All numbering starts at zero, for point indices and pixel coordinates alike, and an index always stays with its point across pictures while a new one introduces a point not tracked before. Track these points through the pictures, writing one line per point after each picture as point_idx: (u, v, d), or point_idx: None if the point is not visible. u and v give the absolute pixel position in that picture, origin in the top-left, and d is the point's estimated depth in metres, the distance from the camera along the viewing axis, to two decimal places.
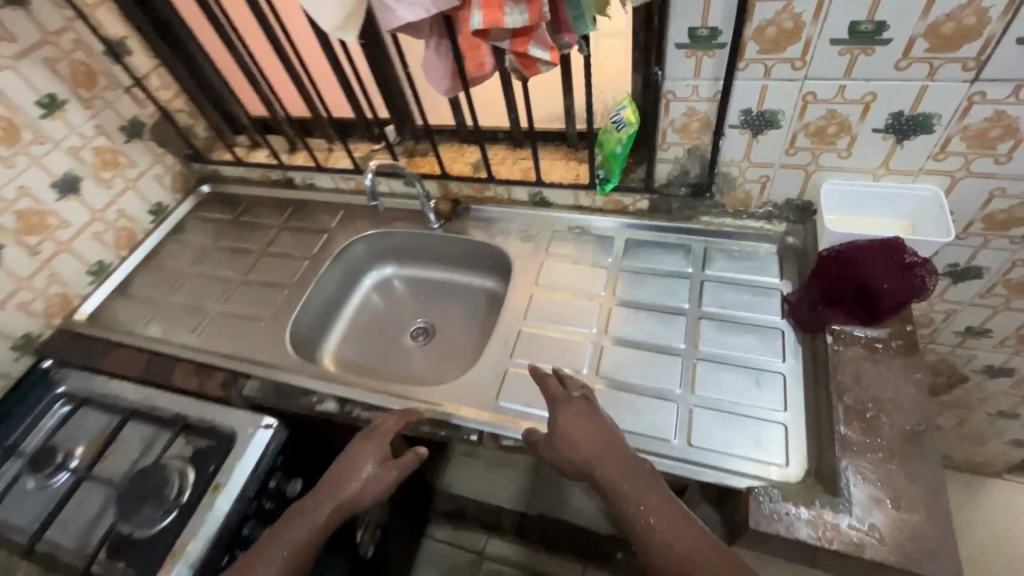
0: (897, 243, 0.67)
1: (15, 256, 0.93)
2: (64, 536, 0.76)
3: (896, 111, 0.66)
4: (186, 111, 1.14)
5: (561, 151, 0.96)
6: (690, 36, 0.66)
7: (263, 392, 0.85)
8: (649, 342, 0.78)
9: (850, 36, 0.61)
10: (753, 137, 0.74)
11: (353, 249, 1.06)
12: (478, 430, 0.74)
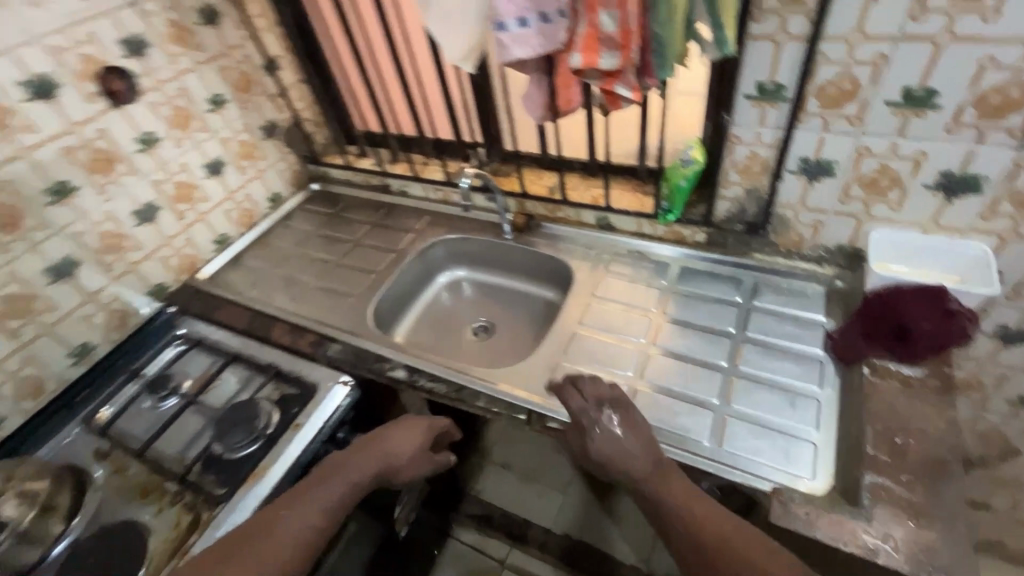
0: (942, 290, 0.72)
1: (167, 218, 1.12)
2: (169, 447, 0.89)
3: (945, 171, 0.72)
4: (313, 120, 1.36)
5: (631, 183, 1.06)
6: (758, 89, 0.77)
7: (344, 354, 0.97)
8: (693, 356, 0.85)
9: (903, 99, 0.69)
10: (809, 184, 0.82)
11: (434, 249, 1.20)
12: (528, 408, 0.83)
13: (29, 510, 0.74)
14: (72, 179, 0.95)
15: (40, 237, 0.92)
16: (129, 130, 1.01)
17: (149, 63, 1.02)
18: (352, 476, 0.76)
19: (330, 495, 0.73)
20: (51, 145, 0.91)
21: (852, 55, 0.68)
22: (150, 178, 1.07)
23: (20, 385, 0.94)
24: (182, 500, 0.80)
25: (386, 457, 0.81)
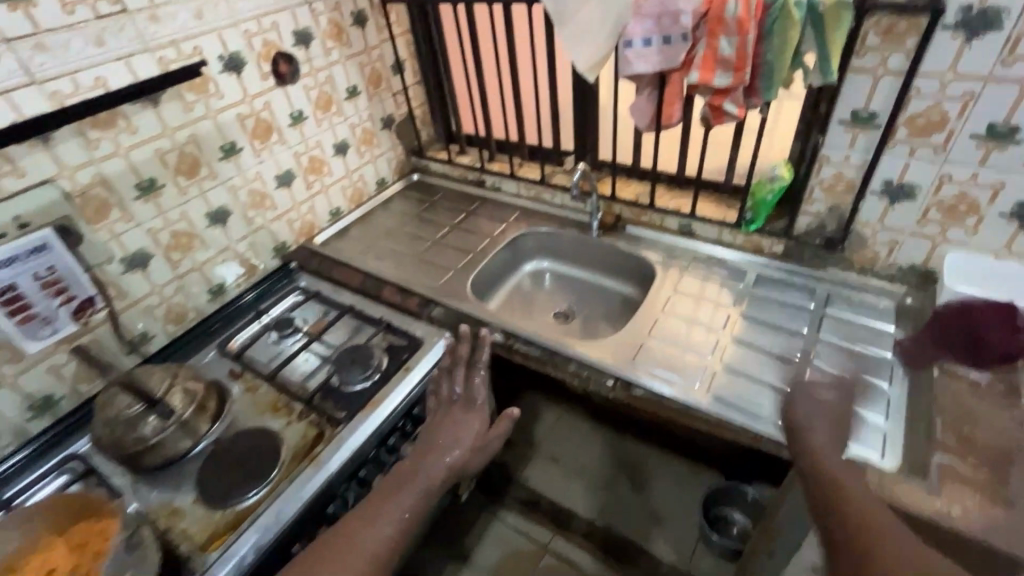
0: (1010, 307, 0.80)
1: (299, 185, 1.28)
2: (293, 375, 1.01)
3: (1022, 201, 0.81)
4: (423, 118, 1.53)
5: (715, 197, 1.17)
6: (853, 115, 0.87)
7: (448, 317, 1.10)
8: (768, 349, 0.94)
9: (988, 133, 0.78)
10: (890, 205, 0.92)
11: (524, 239, 1.32)
12: (615, 372, 0.92)
13: (190, 405, 0.86)
14: (239, 141, 1.11)
15: (209, 185, 1.09)
16: (286, 106, 1.18)
17: (310, 52, 1.20)
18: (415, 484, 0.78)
19: (399, 504, 0.76)
20: (231, 110, 1.08)
21: (944, 91, 0.78)
22: (293, 149, 1.23)
23: (170, 310, 1.09)
24: (309, 417, 0.92)
25: (444, 454, 0.83)
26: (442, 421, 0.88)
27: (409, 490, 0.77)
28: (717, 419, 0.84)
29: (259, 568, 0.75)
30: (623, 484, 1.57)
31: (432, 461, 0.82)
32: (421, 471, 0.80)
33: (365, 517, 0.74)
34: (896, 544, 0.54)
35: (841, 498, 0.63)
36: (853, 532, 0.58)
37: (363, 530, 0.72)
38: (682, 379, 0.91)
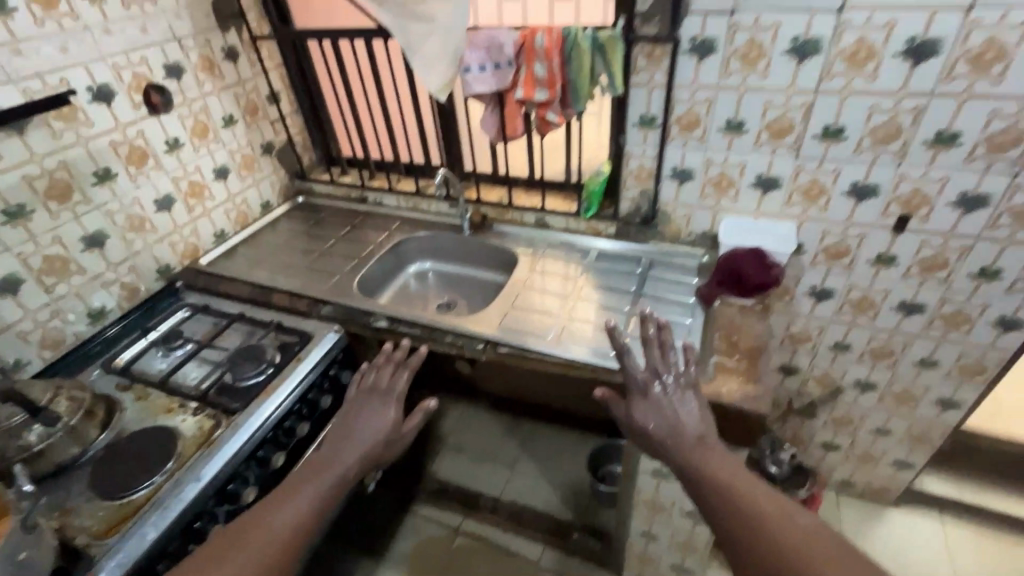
0: (761, 253, 1.08)
1: (180, 209, 1.33)
2: (185, 380, 1.07)
3: (759, 174, 1.11)
4: (304, 145, 1.64)
5: (561, 193, 1.41)
6: (640, 119, 1.14)
7: (336, 312, 1.20)
8: (605, 306, 1.17)
9: (727, 126, 1.07)
10: (679, 185, 1.19)
11: (405, 243, 1.47)
12: (484, 336, 1.10)
13: (76, 412, 0.90)
14: (114, 167, 1.16)
15: (82, 210, 1.12)
16: (161, 134, 1.25)
17: (183, 85, 1.28)
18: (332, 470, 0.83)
19: (307, 490, 0.79)
20: (103, 138, 1.13)
21: (694, 97, 1.07)
22: (171, 174, 1.29)
23: (46, 336, 1.10)
24: (204, 412, 0.99)
25: (359, 440, 0.89)
26: (351, 418, 0.93)
27: (326, 477, 0.82)
28: (563, 360, 1.04)
29: (165, 541, 0.81)
30: (524, 460, 1.74)
31: (337, 454, 0.86)
32: (340, 457, 0.86)
33: (275, 501, 0.77)
34: (749, 489, 0.68)
35: (693, 458, 0.76)
36: (722, 497, 0.69)
37: (273, 510, 0.75)
38: (537, 335, 1.10)
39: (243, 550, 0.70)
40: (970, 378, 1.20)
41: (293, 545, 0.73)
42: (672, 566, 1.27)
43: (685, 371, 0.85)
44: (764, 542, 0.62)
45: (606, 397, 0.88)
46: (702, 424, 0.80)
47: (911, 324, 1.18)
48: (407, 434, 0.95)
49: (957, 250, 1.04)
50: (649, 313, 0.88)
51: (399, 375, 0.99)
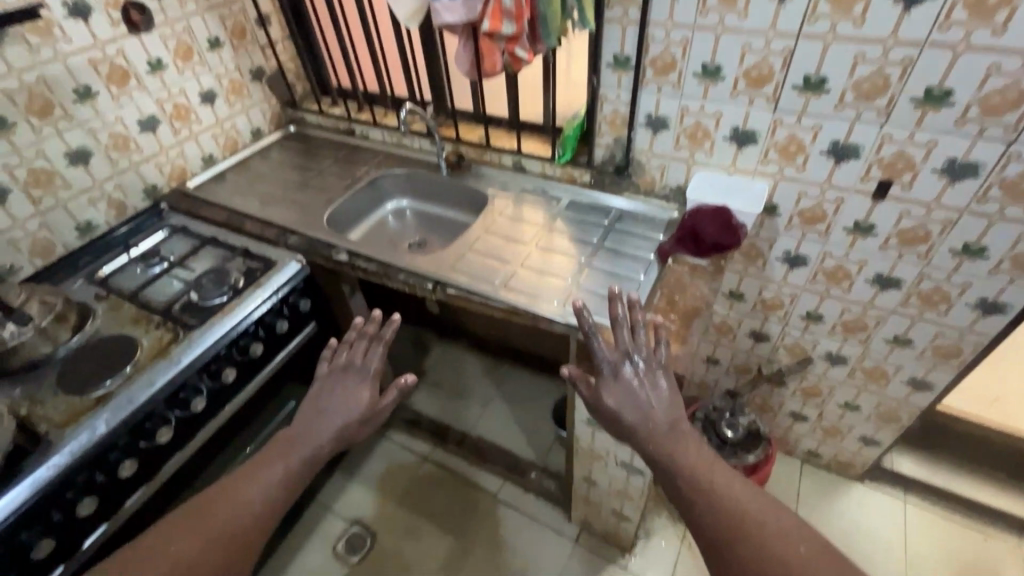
0: (725, 211, 1.03)
1: (165, 131, 1.36)
2: (154, 295, 1.13)
3: (735, 126, 1.03)
4: (295, 72, 1.63)
5: (540, 137, 1.36)
6: (615, 59, 1.07)
7: (302, 244, 1.24)
8: (562, 255, 1.15)
9: (703, 71, 0.99)
10: (654, 134, 1.13)
11: (383, 178, 1.47)
12: (434, 276, 1.11)
13: (47, 315, 0.99)
14: (94, 85, 1.19)
15: (64, 126, 1.17)
16: (142, 54, 1.26)
17: (163, 3, 1.27)
18: (303, 448, 0.75)
19: (275, 465, 0.73)
20: (81, 54, 1.15)
21: (669, 37, 0.99)
22: (155, 95, 1.31)
23: (35, 244, 1.18)
24: (164, 326, 1.05)
25: (335, 417, 0.80)
26: (323, 393, 0.83)
27: (297, 455, 0.75)
28: (507, 307, 1.05)
29: (115, 436, 0.89)
30: (497, 401, 1.80)
31: (307, 427, 0.78)
32: (311, 435, 0.77)
33: (239, 477, 0.72)
34: (724, 482, 0.64)
35: (672, 451, 0.68)
36: (695, 488, 0.64)
37: (237, 486, 0.70)
38: (486, 279, 1.11)
39: (201, 530, 0.65)
40: (944, 360, 1.14)
41: (256, 526, 0.68)
42: (613, 512, 1.31)
43: (657, 352, 0.78)
44: (747, 548, 0.58)
45: (573, 376, 0.79)
46: (673, 407, 0.73)
47: (886, 299, 1.11)
48: (385, 409, 0.84)
49: (940, 223, 0.96)
50: (618, 291, 0.81)
51: (374, 352, 0.86)
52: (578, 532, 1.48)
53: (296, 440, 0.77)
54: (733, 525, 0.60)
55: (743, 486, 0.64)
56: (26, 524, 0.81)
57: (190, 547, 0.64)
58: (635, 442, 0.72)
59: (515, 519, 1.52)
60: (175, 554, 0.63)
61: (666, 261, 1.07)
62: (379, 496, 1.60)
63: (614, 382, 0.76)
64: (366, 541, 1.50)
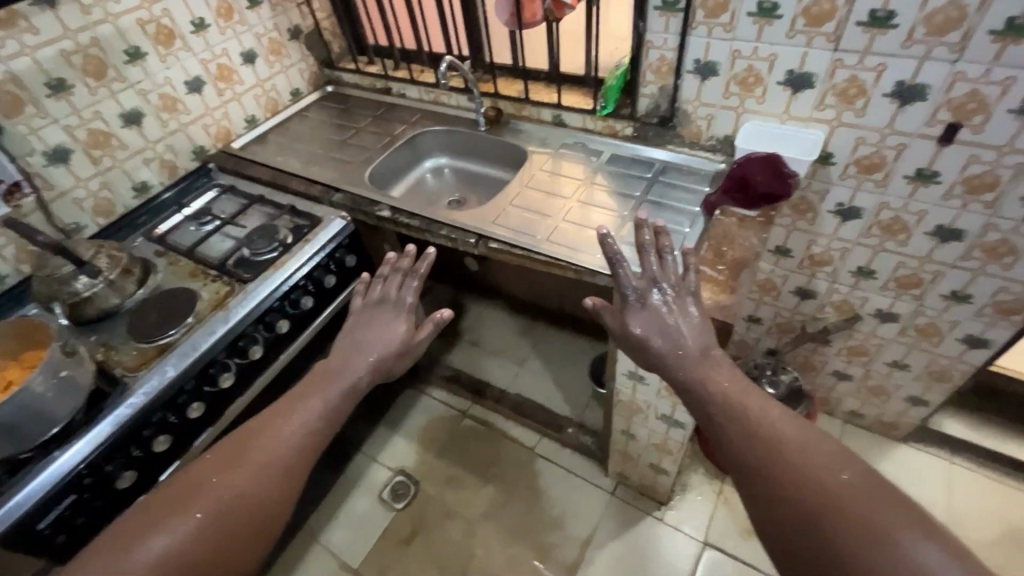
0: (777, 158, 1.00)
1: (210, 92, 1.39)
2: (209, 252, 1.18)
3: (790, 70, 0.99)
4: (331, 31, 1.62)
5: (581, 90, 1.33)
6: (663, 1, 1.02)
7: (345, 202, 1.25)
8: (604, 208, 1.14)
9: (758, 10, 0.94)
10: (702, 81, 1.09)
11: (422, 135, 1.47)
12: (477, 230, 1.12)
13: (114, 269, 1.03)
14: (143, 46, 1.22)
15: (118, 87, 1.20)
16: (186, 14, 1.28)
17: None
18: (340, 382, 0.79)
19: (313, 401, 0.76)
20: (130, 15, 1.18)
21: None
22: (200, 56, 1.34)
23: (97, 204, 1.24)
24: (221, 280, 1.10)
25: (366, 351, 0.83)
26: (359, 325, 0.86)
27: (334, 388, 0.78)
28: (551, 260, 1.05)
29: (182, 381, 0.94)
30: (534, 359, 1.82)
31: (341, 364, 0.81)
32: (347, 367, 0.81)
33: (276, 414, 0.74)
34: (759, 408, 0.64)
35: (709, 379, 0.69)
36: (727, 415, 0.65)
37: (277, 421, 0.73)
38: (529, 232, 1.11)
39: (249, 463, 0.68)
40: (1005, 317, 1.10)
41: (300, 453, 0.71)
42: (650, 465, 1.33)
43: (685, 279, 0.79)
44: (787, 470, 0.57)
45: (597, 306, 0.80)
46: (703, 334, 0.74)
47: (946, 252, 1.07)
48: (420, 343, 0.87)
49: (1012, 168, 0.91)
50: (644, 219, 0.82)
51: (408, 286, 0.90)
52: (614, 485, 1.52)
53: (334, 371, 0.81)
54: (767, 445, 0.60)
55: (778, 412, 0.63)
56: (109, 458, 0.87)
57: (239, 478, 0.67)
58: (665, 371, 0.74)
59: (553, 472, 1.57)
60: (228, 484, 0.66)
61: (714, 213, 1.04)
62: (422, 448, 1.67)
63: (644, 309, 0.77)
64: (410, 489, 1.57)
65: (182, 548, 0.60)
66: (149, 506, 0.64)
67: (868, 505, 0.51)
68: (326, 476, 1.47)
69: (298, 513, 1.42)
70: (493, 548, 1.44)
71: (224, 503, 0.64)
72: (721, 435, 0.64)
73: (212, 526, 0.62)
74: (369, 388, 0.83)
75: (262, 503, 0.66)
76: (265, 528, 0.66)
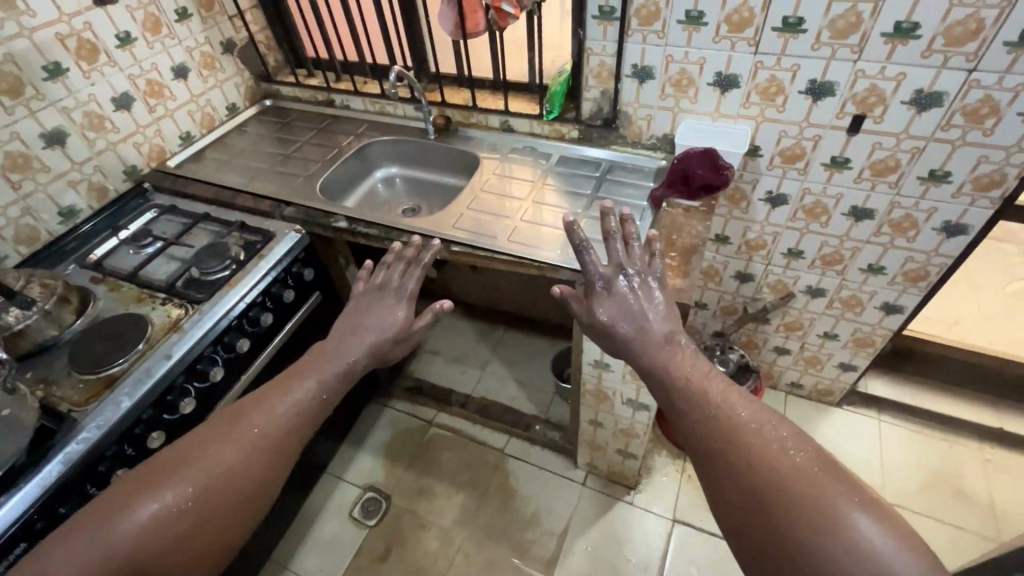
0: (714, 152, 1.09)
1: (140, 108, 1.32)
2: (153, 275, 1.12)
3: (718, 72, 1.08)
4: (266, 44, 1.58)
5: (526, 96, 1.38)
6: (599, 11, 1.09)
7: (297, 215, 1.23)
8: (559, 207, 1.19)
9: (686, 19, 1.03)
10: (640, 84, 1.17)
11: (371, 146, 1.47)
12: (438, 235, 1.14)
13: (50, 298, 0.97)
14: (64, 62, 1.14)
15: (37, 105, 1.12)
16: (109, 27, 1.21)
17: None
18: (333, 363, 0.79)
19: (306, 381, 0.77)
20: (47, 29, 1.10)
21: None
22: (127, 71, 1.27)
23: (19, 232, 1.15)
24: (171, 302, 1.05)
25: (365, 334, 0.83)
26: (361, 308, 0.87)
27: (327, 369, 0.78)
28: (513, 259, 1.08)
29: (140, 410, 0.90)
30: (496, 362, 1.85)
31: (338, 346, 0.82)
32: (339, 353, 0.81)
33: (271, 390, 0.75)
34: (721, 395, 0.67)
35: (667, 361, 0.73)
36: (688, 405, 0.68)
37: (270, 399, 0.73)
38: (489, 234, 1.14)
39: (241, 436, 0.69)
40: (913, 284, 1.24)
41: (290, 432, 0.72)
42: (618, 451, 1.39)
43: (650, 266, 0.83)
44: (745, 456, 0.60)
45: (564, 294, 0.84)
46: (668, 320, 0.78)
47: (861, 230, 1.20)
48: (418, 333, 0.88)
49: (909, 152, 1.04)
50: (609, 209, 0.86)
51: (411, 274, 0.90)
52: (585, 475, 1.56)
53: (327, 356, 0.80)
54: (726, 435, 0.63)
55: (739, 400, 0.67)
56: (62, 500, 0.82)
57: (230, 450, 0.68)
58: (630, 357, 0.77)
59: (524, 470, 1.59)
60: (218, 458, 0.67)
61: (661, 205, 1.11)
62: (390, 461, 1.64)
63: (609, 294, 0.81)
64: (381, 505, 1.54)
65: (170, 515, 0.62)
66: (143, 471, 0.66)
67: (817, 487, 0.56)
68: (293, 501, 1.42)
69: (266, 542, 1.36)
70: (472, 552, 1.44)
71: (213, 475, 0.66)
72: (685, 426, 0.67)
73: (201, 497, 0.64)
74: (365, 372, 0.83)
75: (251, 478, 0.67)
76: (251, 504, 0.67)
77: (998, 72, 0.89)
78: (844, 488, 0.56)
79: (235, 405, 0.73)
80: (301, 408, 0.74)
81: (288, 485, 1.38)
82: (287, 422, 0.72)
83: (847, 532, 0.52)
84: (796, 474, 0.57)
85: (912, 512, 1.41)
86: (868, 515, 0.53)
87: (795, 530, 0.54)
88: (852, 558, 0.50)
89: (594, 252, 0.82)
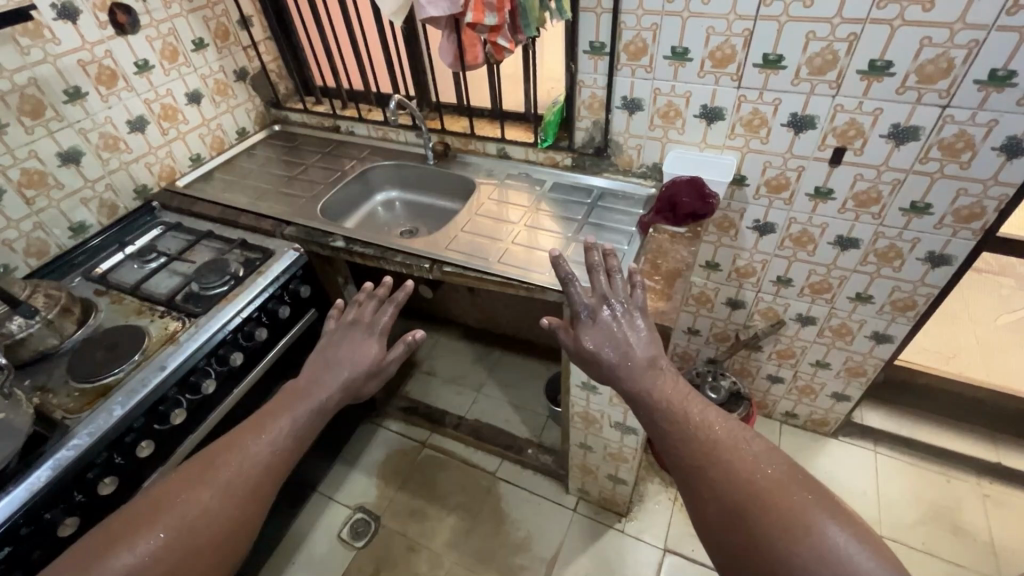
0: (701, 181, 1.11)
1: (153, 131, 1.39)
2: (155, 289, 1.15)
3: (703, 105, 1.12)
4: (276, 72, 1.65)
5: (523, 125, 1.43)
6: (590, 47, 1.15)
7: (297, 233, 1.27)
8: (551, 231, 1.22)
9: (671, 54, 1.08)
10: (630, 115, 1.21)
11: (373, 171, 1.52)
12: (431, 257, 1.17)
13: (53, 308, 1.00)
14: (84, 86, 1.21)
15: (55, 126, 1.18)
16: (129, 55, 1.29)
17: (149, 5, 1.29)
18: (310, 399, 0.81)
19: (282, 419, 0.78)
20: (70, 56, 1.17)
21: (640, 23, 1.07)
22: (143, 96, 1.34)
23: (30, 245, 1.19)
24: (169, 315, 1.08)
25: (341, 370, 0.85)
26: (333, 343, 0.89)
27: (304, 406, 0.80)
28: (502, 280, 1.11)
29: (131, 420, 0.92)
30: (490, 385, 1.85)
31: (312, 382, 0.83)
32: (314, 386, 0.83)
33: (245, 432, 0.76)
34: (697, 410, 0.67)
35: (647, 384, 0.71)
36: (668, 421, 0.67)
37: (245, 440, 0.75)
38: (481, 257, 1.16)
39: (217, 481, 0.70)
40: (901, 313, 1.25)
41: (269, 470, 0.74)
42: (609, 476, 1.38)
43: (634, 295, 0.80)
44: (720, 470, 0.60)
45: (554, 326, 0.82)
46: (652, 345, 0.75)
47: (848, 259, 1.22)
48: (392, 363, 0.90)
49: (890, 183, 1.07)
50: (593, 243, 0.85)
51: (384, 311, 0.92)
52: (576, 501, 1.55)
53: (303, 391, 0.82)
54: (702, 451, 0.62)
55: (715, 415, 0.67)
56: (49, 505, 0.83)
57: (206, 493, 0.69)
58: (615, 382, 0.75)
59: (516, 493, 1.58)
60: (193, 503, 0.68)
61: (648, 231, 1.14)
62: (381, 482, 1.64)
63: (594, 323, 0.79)
64: (370, 526, 1.54)
65: (146, 564, 0.62)
66: (119, 520, 0.66)
67: (789, 499, 0.55)
68: (281, 519, 1.42)
69: (252, 560, 1.35)
70: None
71: (190, 521, 0.66)
72: (666, 447, 0.66)
73: (181, 541, 0.64)
74: (340, 406, 0.85)
75: (227, 520, 0.68)
76: (229, 547, 0.68)
77: (971, 108, 0.92)
78: (817, 500, 0.55)
79: (211, 446, 0.74)
80: (279, 445, 0.76)
81: (277, 502, 1.38)
82: (266, 461, 0.74)
83: (820, 542, 0.51)
84: (770, 487, 0.57)
85: (906, 546, 1.38)
86: (841, 526, 0.52)
87: (771, 544, 0.53)
88: (825, 566, 0.50)
89: (581, 284, 0.81)
